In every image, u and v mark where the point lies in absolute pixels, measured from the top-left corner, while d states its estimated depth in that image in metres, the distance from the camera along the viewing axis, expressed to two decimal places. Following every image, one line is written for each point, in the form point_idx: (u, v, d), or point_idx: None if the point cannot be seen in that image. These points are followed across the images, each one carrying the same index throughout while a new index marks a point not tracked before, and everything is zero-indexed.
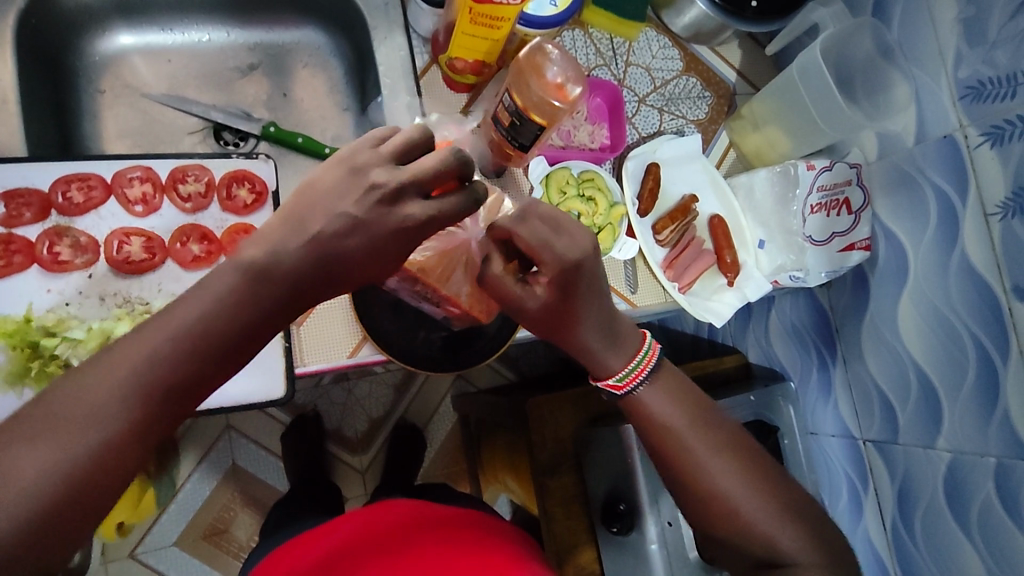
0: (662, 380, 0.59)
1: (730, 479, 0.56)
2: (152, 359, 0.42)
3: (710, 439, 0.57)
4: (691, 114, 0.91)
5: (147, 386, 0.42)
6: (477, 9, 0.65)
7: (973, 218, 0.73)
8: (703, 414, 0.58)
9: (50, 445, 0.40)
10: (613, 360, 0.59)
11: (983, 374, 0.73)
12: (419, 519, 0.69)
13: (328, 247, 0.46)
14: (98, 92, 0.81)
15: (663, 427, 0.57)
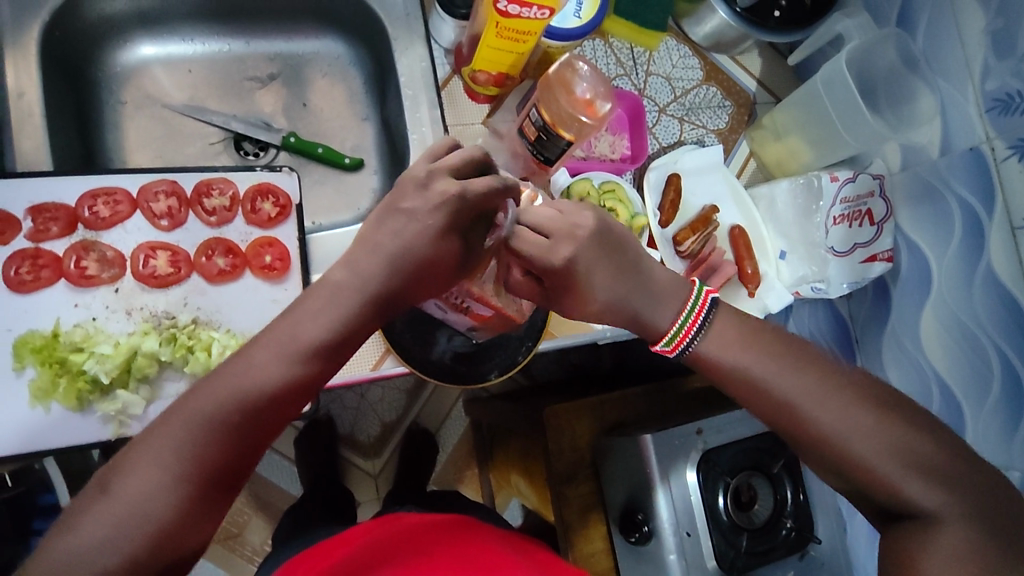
0: (724, 328, 0.56)
1: (832, 412, 0.52)
2: (226, 408, 0.47)
3: (798, 375, 0.53)
4: (712, 123, 0.91)
5: (223, 433, 0.47)
6: (502, 23, 0.65)
7: (999, 230, 0.72)
8: (787, 354, 0.55)
9: (147, 478, 0.45)
10: (659, 318, 0.56)
11: (1008, 387, 0.73)
12: (431, 529, 0.68)
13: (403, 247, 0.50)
14: (120, 103, 0.81)
15: (740, 377, 0.54)
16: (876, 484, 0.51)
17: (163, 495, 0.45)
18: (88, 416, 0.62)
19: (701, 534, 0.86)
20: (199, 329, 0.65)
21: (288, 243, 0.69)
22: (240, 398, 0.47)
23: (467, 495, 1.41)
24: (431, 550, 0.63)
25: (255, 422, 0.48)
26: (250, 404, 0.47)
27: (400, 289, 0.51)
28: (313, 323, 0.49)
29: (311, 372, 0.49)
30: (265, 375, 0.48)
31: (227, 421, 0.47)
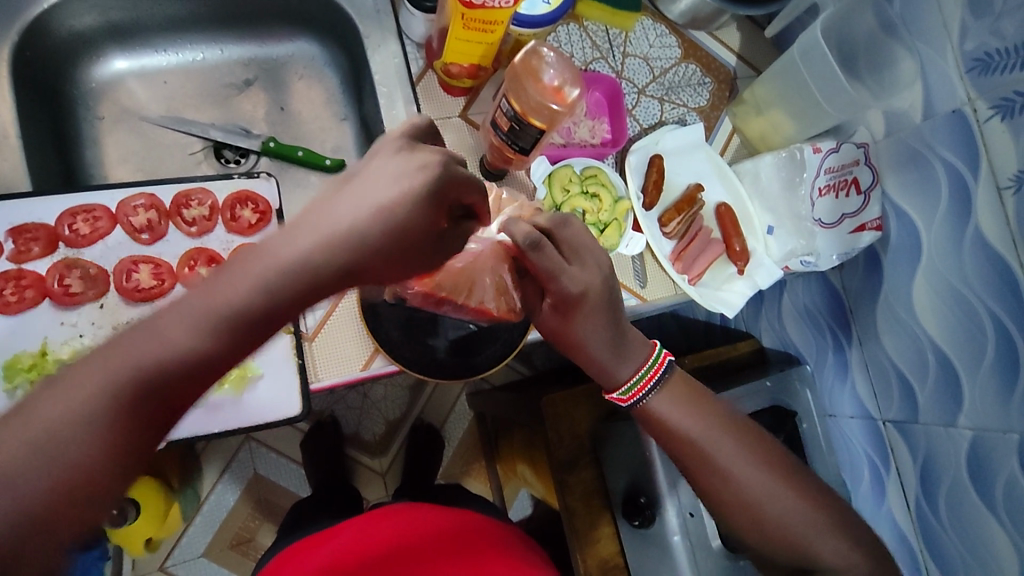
0: (673, 388, 0.64)
1: (756, 478, 0.61)
2: (115, 391, 0.35)
3: (730, 441, 0.62)
4: (693, 101, 0.90)
5: (106, 423, 0.35)
6: (468, 14, 0.64)
7: (985, 192, 0.71)
8: (721, 420, 0.64)
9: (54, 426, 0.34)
10: (621, 370, 0.63)
11: (1002, 350, 0.72)
12: (432, 524, 0.70)
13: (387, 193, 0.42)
14: (97, 118, 0.81)
15: (680, 436, 0.62)
16: (785, 543, 0.60)
17: (11, 500, 0.33)
18: None
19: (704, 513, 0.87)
20: None
21: None
22: (134, 377, 0.36)
23: (475, 488, 1.41)
24: (437, 550, 0.65)
25: (155, 400, 0.37)
26: (154, 382, 0.36)
27: (365, 253, 0.41)
28: (242, 281, 0.38)
29: (238, 343, 0.38)
30: (169, 347, 0.36)
31: (113, 407, 0.35)
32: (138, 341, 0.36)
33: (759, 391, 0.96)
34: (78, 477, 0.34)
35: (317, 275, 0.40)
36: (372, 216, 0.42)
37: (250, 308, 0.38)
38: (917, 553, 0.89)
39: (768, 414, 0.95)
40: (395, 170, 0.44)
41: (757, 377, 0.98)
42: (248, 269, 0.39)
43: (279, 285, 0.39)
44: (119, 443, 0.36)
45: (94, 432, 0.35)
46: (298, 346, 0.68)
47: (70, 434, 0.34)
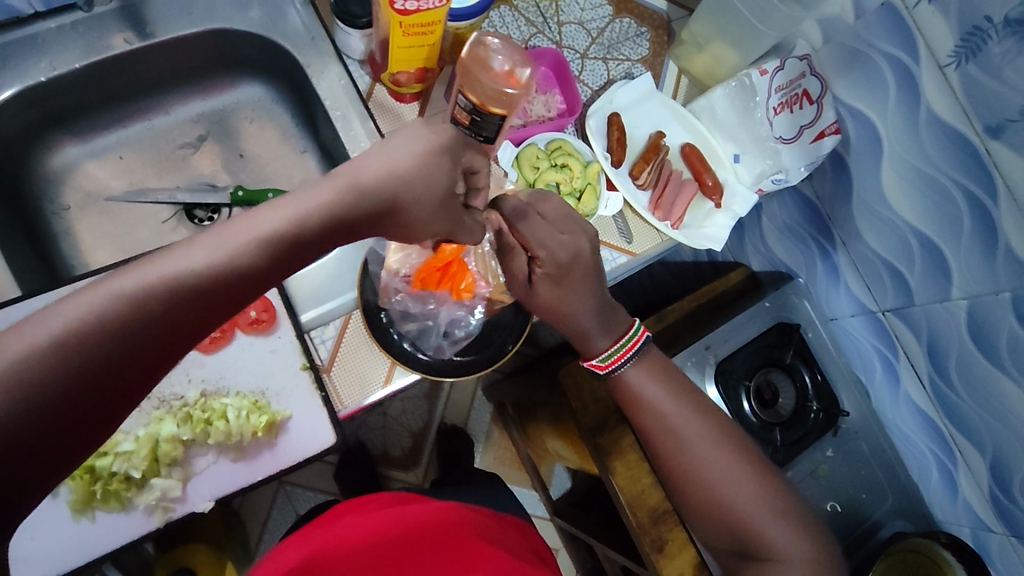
0: (646, 362, 0.74)
1: (708, 452, 0.71)
2: (144, 301, 0.39)
3: (693, 418, 0.73)
4: (634, 54, 0.92)
5: (134, 329, 0.39)
6: (405, 21, 0.65)
7: (929, 73, 0.74)
8: (687, 395, 0.74)
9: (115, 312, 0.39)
10: (599, 343, 0.73)
11: (977, 217, 0.75)
12: (422, 513, 0.79)
13: (409, 163, 0.50)
14: (64, 209, 0.81)
15: (649, 406, 0.72)
16: (728, 517, 0.70)
17: (75, 367, 0.37)
18: (132, 512, 0.64)
19: None
20: (210, 400, 0.66)
21: (270, 294, 0.68)
22: (163, 290, 0.40)
23: (513, 474, 1.46)
24: (408, 538, 0.74)
25: (192, 309, 0.42)
26: (180, 296, 0.41)
27: (373, 203, 0.49)
28: (272, 216, 0.45)
29: (259, 273, 0.44)
30: (198, 266, 0.41)
31: (140, 315, 0.39)
32: (186, 254, 0.42)
33: (761, 313, 1.00)
34: (126, 359, 0.40)
35: (336, 221, 0.47)
36: (396, 174, 0.49)
37: (277, 241, 0.45)
38: (941, 427, 0.94)
39: (774, 331, 0.99)
40: (408, 136, 0.52)
41: (756, 300, 1.01)
42: (278, 207, 0.45)
43: (303, 222, 0.45)
44: (141, 348, 0.40)
45: (121, 334, 0.39)
46: (317, 379, 0.68)
47: (101, 331, 0.38)
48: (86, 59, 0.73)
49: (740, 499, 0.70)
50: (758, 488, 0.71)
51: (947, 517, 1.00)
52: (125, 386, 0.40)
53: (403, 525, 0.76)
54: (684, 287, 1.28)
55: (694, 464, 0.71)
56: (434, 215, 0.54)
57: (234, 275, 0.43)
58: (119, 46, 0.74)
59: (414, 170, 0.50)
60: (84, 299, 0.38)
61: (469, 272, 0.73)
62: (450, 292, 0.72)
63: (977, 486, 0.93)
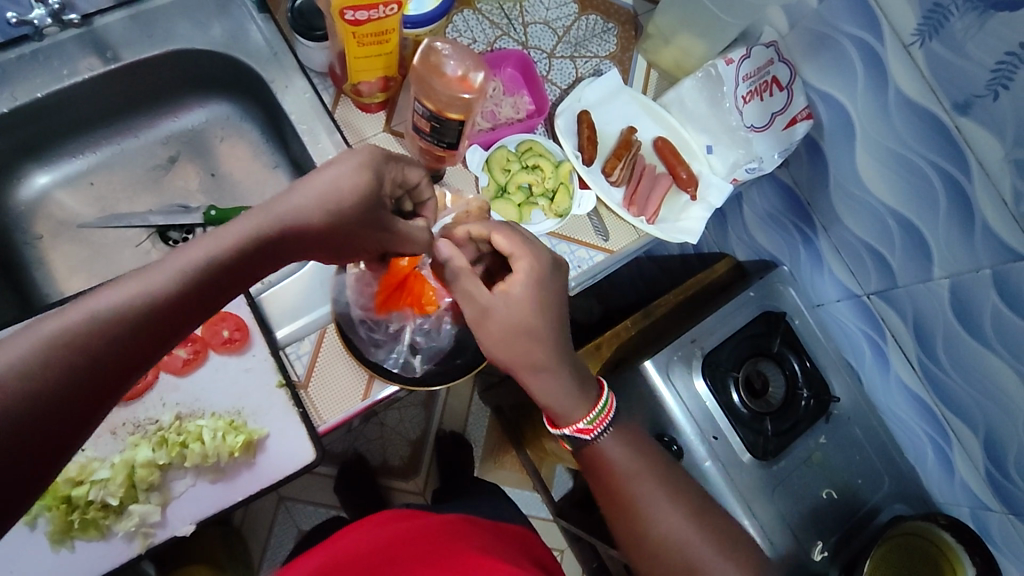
0: (616, 435, 0.74)
1: (675, 522, 0.71)
2: (74, 341, 0.39)
3: (661, 492, 0.72)
4: (602, 50, 0.91)
5: (68, 370, 0.39)
6: (359, 31, 0.67)
7: (895, 53, 0.73)
8: (658, 470, 0.74)
9: (70, 340, 0.39)
10: (576, 411, 0.71)
11: (953, 195, 0.74)
12: (424, 527, 0.81)
13: (342, 182, 0.55)
14: (36, 238, 0.81)
15: (615, 476, 0.73)
16: None
17: (32, 398, 0.37)
18: (112, 539, 0.63)
19: (727, 434, 0.92)
20: (185, 422, 0.66)
21: (241, 313, 0.68)
22: (95, 328, 0.40)
23: (514, 478, 1.44)
24: (405, 549, 0.75)
25: (145, 332, 0.43)
26: (112, 332, 0.41)
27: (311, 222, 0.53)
28: (198, 251, 0.46)
29: (191, 303, 0.45)
30: (129, 301, 0.42)
31: (99, 340, 0.40)
32: (137, 281, 0.43)
33: (746, 304, 0.99)
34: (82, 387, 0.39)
35: (261, 247, 0.50)
36: (329, 199, 0.54)
37: (217, 267, 0.47)
38: (933, 408, 0.93)
39: (760, 321, 0.99)
40: (338, 160, 0.57)
41: (741, 290, 1.00)
42: (213, 239, 0.48)
43: (229, 252, 0.48)
44: (91, 381, 0.40)
45: (66, 372, 0.39)
46: (294, 396, 0.68)
47: (33, 374, 0.37)
48: (49, 87, 0.73)
49: (699, 557, 0.70)
50: (716, 550, 0.71)
51: (946, 499, 0.99)
52: (62, 435, 0.39)
53: (405, 539, 0.78)
54: (673, 280, 1.27)
55: (652, 526, 0.71)
56: (371, 228, 0.60)
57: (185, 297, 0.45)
58: (82, 72, 0.74)
59: (348, 188, 0.55)
60: (9, 345, 0.37)
61: (428, 284, 0.74)
62: (413, 307, 0.73)
63: (972, 466, 0.92)
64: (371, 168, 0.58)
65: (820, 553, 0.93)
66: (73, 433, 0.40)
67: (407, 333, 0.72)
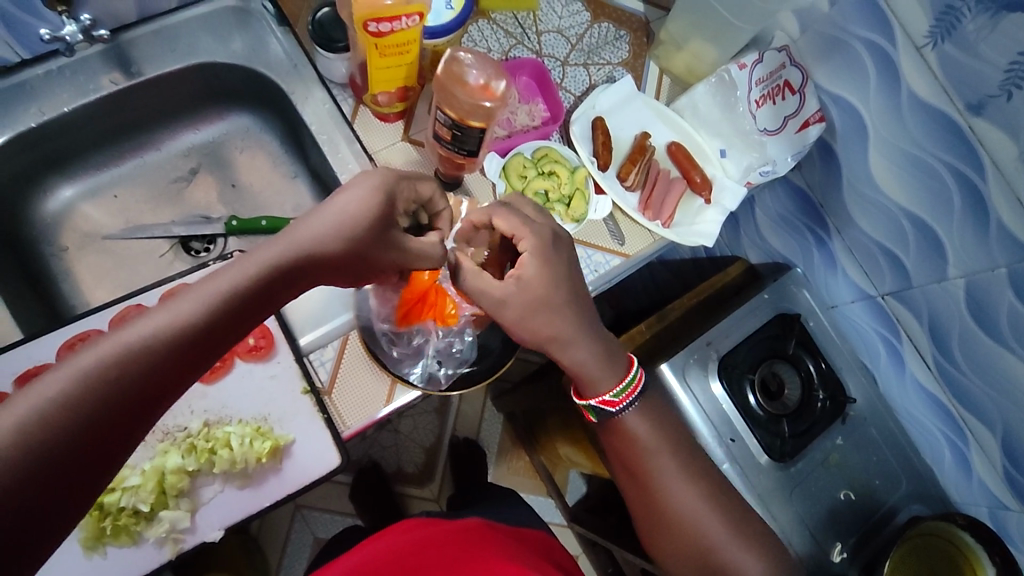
0: (638, 406, 0.74)
1: (691, 505, 0.72)
2: (107, 375, 0.41)
3: (679, 465, 0.73)
4: (615, 57, 0.92)
5: (101, 403, 0.41)
6: (381, 42, 0.68)
7: (908, 55, 0.74)
8: (678, 442, 0.74)
9: (94, 375, 0.41)
10: (606, 382, 0.72)
11: (967, 195, 0.75)
12: (446, 535, 0.81)
13: (355, 207, 0.56)
14: (62, 250, 0.83)
15: (637, 447, 0.73)
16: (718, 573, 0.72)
17: (59, 431, 0.39)
18: (143, 545, 0.64)
19: (744, 436, 0.92)
20: (213, 429, 0.67)
21: (267, 321, 0.69)
22: (126, 361, 0.42)
23: (529, 483, 1.45)
24: (430, 558, 0.76)
25: (170, 363, 0.44)
26: (142, 364, 0.43)
27: (327, 247, 0.54)
28: (220, 282, 0.48)
29: (215, 333, 0.47)
30: (157, 333, 0.44)
31: (123, 373, 0.42)
32: (158, 316, 0.45)
33: (761, 306, 1.00)
34: (109, 418, 0.41)
35: (283, 275, 0.51)
36: (343, 224, 0.55)
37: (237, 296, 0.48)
38: (950, 408, 0.93)
39: (776, 322, 0.99)
40: (351, 184, 0.57)
41: (755, 293, 1.01)
42: (232, 270, 0.49)
43: (250, 281, 0.49)
44: (118, 412, 0.42)
45: (92, 404, 0.40)
46: (319, 402, 0.69)
47: (68, 408, 0.40)
48: (74, 101, 0.74)
49: (707, 530, 0.72)
50: (727, 526, 0.72)
51: (965, 499, 0.99)
52: (97, 462, 0.41)
53: (428, 548, 0.78)
54: (685, 284, 1.28)
55: (657, 488, 0.73)
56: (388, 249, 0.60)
57: (206, 329, 0.46)
58: (106, 87, 0.76)
59: (361, 211, 0.56)
60: (46, 382, 0.40)
61: (449, 296, 0.73)
62: (436, 320, 0.72)
63: (990, 465, 0.92)
64: (383, 192, 0.58)
65: (839, 555, 0.93)
66: (108, 460, 0.42)
67: (426, 342, 0.72)
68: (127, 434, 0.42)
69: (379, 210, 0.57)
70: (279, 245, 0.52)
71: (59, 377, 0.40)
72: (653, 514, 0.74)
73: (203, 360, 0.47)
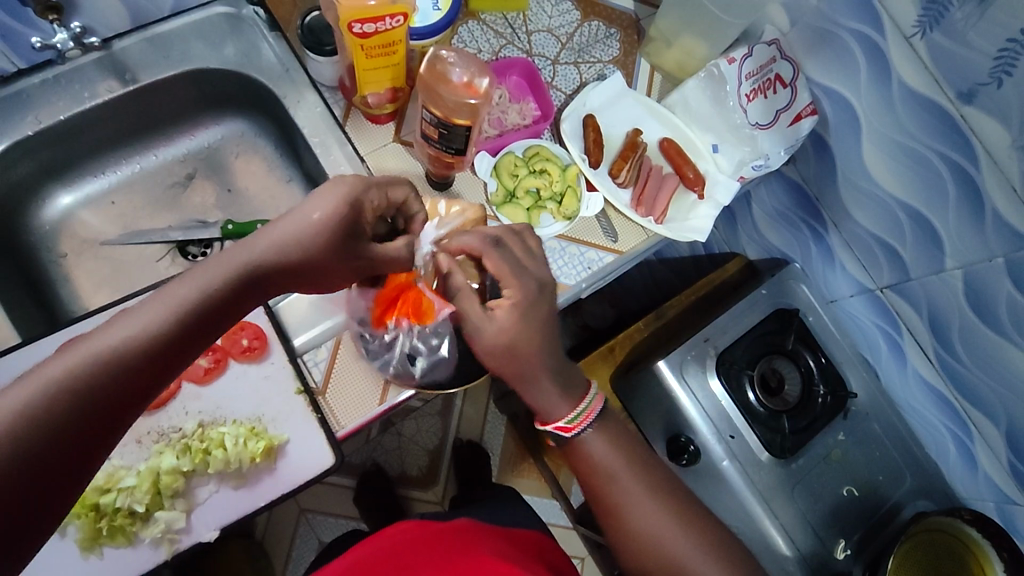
0: (599, 429, 0.74)
1: (660, 527, 0.71)
2: (78, 385, 0.42)
3: (643, 487, 0.73)
4: (606, 55, 0.93)
5: (69, 413, 0.41)
6: (366, 44, 0.69)
7: (897, 46, 0.73)
8: (641, 463, 0.74)
9: (64, 384, 0.41)
10: (560, 409, 0.71)
11: (962, 185, 0.74)
12: (439, 536, 0.82)
13: (320, 214, 0.57)
14: (61, 257, 0.84)
15: (600, 474, 0.73)
16: None
17: (29, 442, 0.39)
18: (139, 546, 0.65)
19: (744, 433, 0.92)
20: (207, 430, 0.68)
21: (260, 322, 0.69)
22: (92, 372, 0.43)
23: (531, 485, 1.44)
24: (423, 561, 0.76)
25: (137, 372, 0.45)
26: (109, 372, 0.43)
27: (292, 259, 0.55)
28: (186, 290, 0.49)
29: (180, 341, 0.47)
30: (125, 342, 0.44)
31: (93, 382, 0.43)
32: (125, 323, 0.45)
33: (759, 301, 0.99)
34: (80, 428, 0.42)
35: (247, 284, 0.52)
36: (308, 234, 0.56)
37: (205, 304, 0.49)
38: (952, 401, 0.92)
39: (773, 319, 0.99)
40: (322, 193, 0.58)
41: (752, 288, 1.01)
42: (197, 277, 0.50)
43: (214, 289, 0.50)
44: (89, 421, 0.42)
45: (63, 413, 0.41)
46: (313, 402, 0.69)
47: (35, 421, 0.40)
48: (70, 109, 0.76)
49: (678, 552, 0.70)
50: (696, 543, 0.71)
51: (971, 494, 0.98)
52: (71, 471, 0.41)
53: (421, 549, 0.79)
54: (684, 282, 1.28)
55: (622, 510, 0.72)
56: (357, 257, 0.60)
57: (173, 337, 0.47)
58: (101, 94, 0.77)
59: (326, 218, 0.56)
60: (13, 394, 0.40)
61: (423, 295, 0.71)
62: (409, 318, 0.71)
63: (995, 459, 0.90)
64: (353, 202, 0.59)
65: (842, 552, 0.92)
66: (80, 468, 0.42)
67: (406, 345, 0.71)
68: (97, 444, 0.43)
69: (342, 218, 0.57)
70: (244, 252, 0.53)
71: (30, 385, 0.40)
72: (624, 539, 0.72)
73: (171, 368, 0.47)
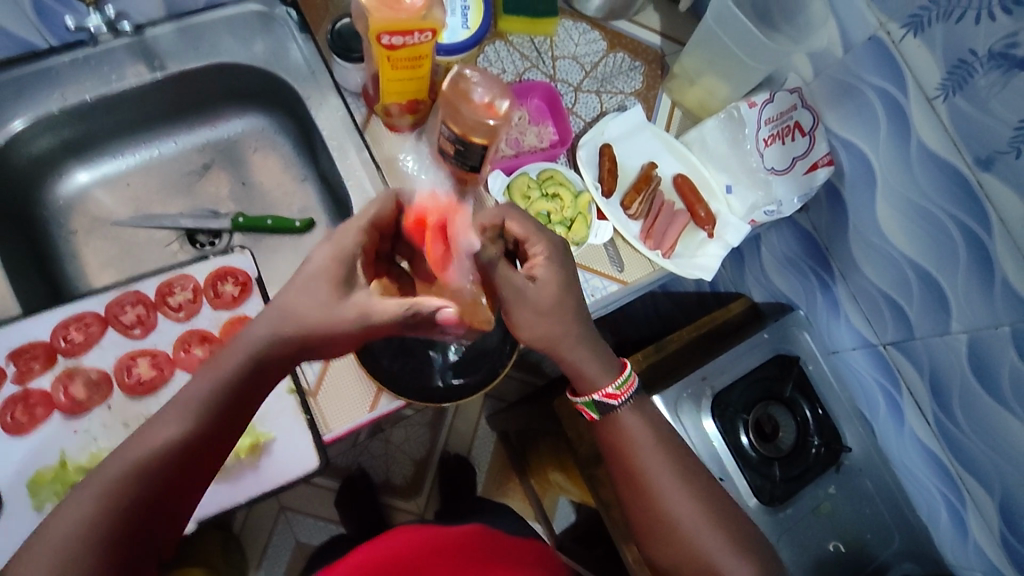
0: (636, 403, 0.72)
1: (688, 509, 0.69)
2: (150, 460, 0.53)
3: (672, 468, 0.70)
4: (628, 87, 0.93)
5: (149, 482, 0.53)
6: (393, 55, 0.69)
7: (918, 106, 0.73)
8: (671, 443, 0.72)
9: (137, 460, 0.53)
10: (601, 380, 0.70)
11: (974, 251, 0.74)
12: (436, 539, 0.81)
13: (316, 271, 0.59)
14: (71, 233, 0.84)
15: (632, 450, 0.71)
16: None
17: (120, 503, 0.51)
18: None
19: (732, 476, 0.91)
20: None
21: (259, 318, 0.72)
22: (153, 453, 0.53)
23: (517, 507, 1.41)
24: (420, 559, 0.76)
25: (183, 451, 0.54)
26: (162, 456, 0.53)
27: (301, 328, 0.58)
28: (206, 383, 0.56)
29: (214, 426, 0.56)
30: (173, 433, 0.54)
31: (159, 458, 0.53)
32: (171, 412, 0.55)
33: (760, 345, 0.98)
34: (152, 493, 0.53)
35: (263, 364, 0.57)
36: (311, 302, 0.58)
37: (222, 392, 0.56)
38: (947, 465, 0.91)
39: (774, 363, 0.98)
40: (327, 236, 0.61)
41: (755, 332, 1.00)
42: (214, 372, 0.56)
43: (233, 376, 0.56)
44: (164, 485, 0.54)
45: (148, 481, 0.53)
46: (304, 404, 0.69)
47: (125, 492, 0.52)
48: (97, 90, 0.77)
49: (702, 538, 0.69)
50: (722, 537, 0.69)
51: (959, 562, 0.96)
52: (163, 519, 0.54)
53: (417, 550, 0.78)
54: (688, 317, 1.27)
55: (658, 490, 0.69)
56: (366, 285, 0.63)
57: (204, 427, 0.55)
58: (128, 78, 0.78)
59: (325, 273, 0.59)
60: (113, 466, 0.53)
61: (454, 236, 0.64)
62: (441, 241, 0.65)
63: (986, 528, 0.89)
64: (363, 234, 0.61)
65: None
66: (174, 514, 0.55)
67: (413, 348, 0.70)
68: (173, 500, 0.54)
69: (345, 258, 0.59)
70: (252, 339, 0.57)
71: (125, 455, 0.54)
72: (650, 519, 0.70)
73: (210, 445, 0.56)
